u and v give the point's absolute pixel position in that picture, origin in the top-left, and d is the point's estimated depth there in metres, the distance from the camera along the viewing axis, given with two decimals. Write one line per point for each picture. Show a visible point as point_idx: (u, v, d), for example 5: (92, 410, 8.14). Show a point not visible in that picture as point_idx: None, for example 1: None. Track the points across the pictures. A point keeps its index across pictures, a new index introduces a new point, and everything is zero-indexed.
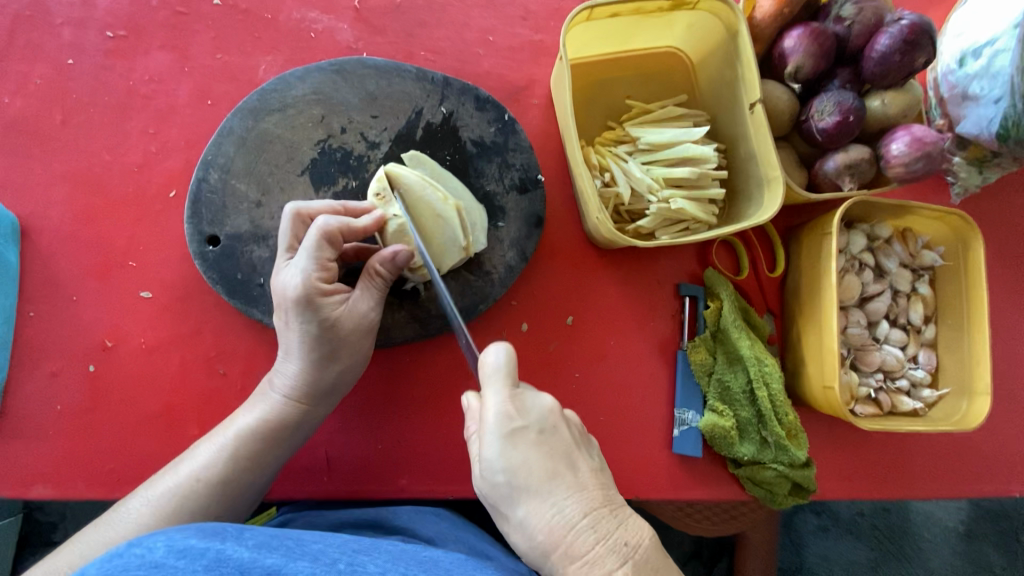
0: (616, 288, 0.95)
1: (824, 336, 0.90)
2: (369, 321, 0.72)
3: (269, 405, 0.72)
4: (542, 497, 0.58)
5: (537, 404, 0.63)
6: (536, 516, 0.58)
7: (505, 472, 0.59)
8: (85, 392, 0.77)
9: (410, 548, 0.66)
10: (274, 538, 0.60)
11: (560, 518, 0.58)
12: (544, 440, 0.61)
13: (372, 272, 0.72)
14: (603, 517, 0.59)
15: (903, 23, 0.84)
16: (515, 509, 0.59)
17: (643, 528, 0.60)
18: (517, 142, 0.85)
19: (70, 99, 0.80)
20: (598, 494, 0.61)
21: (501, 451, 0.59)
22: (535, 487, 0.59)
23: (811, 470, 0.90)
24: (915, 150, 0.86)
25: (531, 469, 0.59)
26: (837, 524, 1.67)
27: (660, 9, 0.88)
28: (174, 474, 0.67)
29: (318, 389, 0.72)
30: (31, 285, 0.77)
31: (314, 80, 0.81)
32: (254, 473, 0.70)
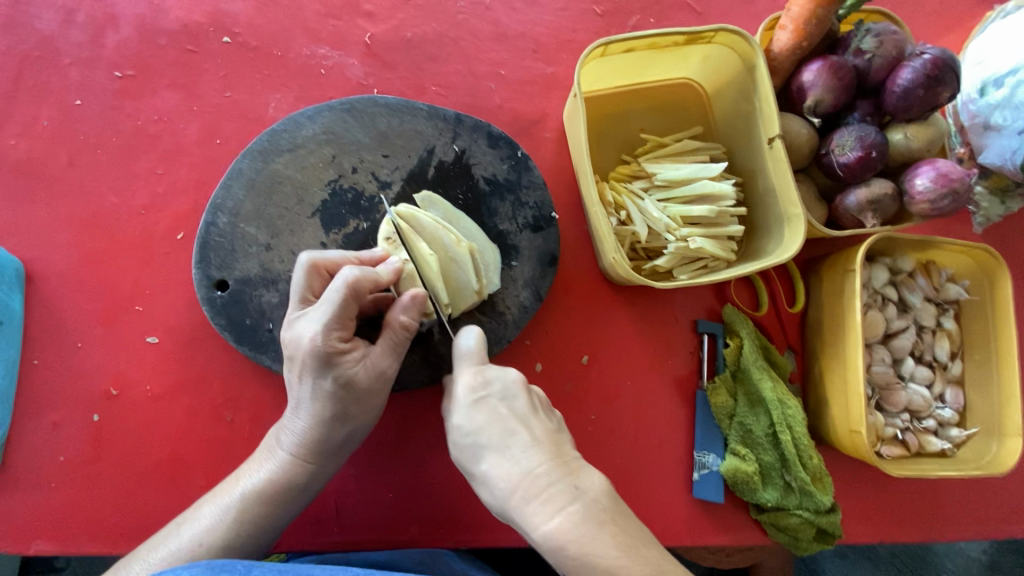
0: (632, 325, 0.93)
1: (850, 377, 0.87)
2: (386, 376, 0.68)
3: (276, 463, 0.69)
4: (498, 450, 0.59)
5: (501, 374, 0.65)
6: (495, 469, 0.59)
7: (467, 431, 0.62)
8: (88, 442, 0.75)
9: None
10: (288, 575, 0.59)
11: (516, 467, 0.58)
12: (505, 403, 0.63)
13: (396, 324, 0.68)
14: (559, 468, 0.58)
15: (926, 57, 0.82)
16: (479, 465, 0.61)
17: (601, 480, 0.59)
18: (531, 179, 0.83)
19: (77, 141, 0.79)
20: (557, 451, 0.60)
21: (464, 413, 0.62)
22: (493, 441, 0.60)
23: (838, 516, 0.87)
24: (941, 186, 0.83)
25: (490, 427, 0.61)
26: (855, 554, 1.64)
27: (676, 43, 0.86)
28: (175, 538, 0.65)
29: (327, 447, 0.69)
30: (35, 330, 0.76)
31: (325, 119, 0.79)
32: (256, 537, 0.67)
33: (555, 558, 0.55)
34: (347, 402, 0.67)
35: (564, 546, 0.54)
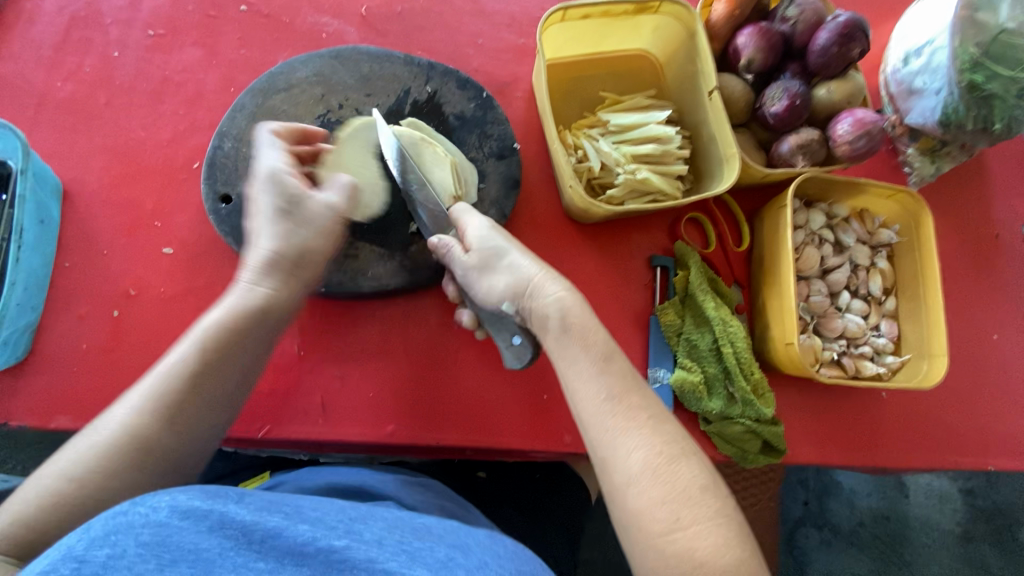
0: (593, 259, 1.04)
1: (784, 300, 0.97)
2: (333, 198, 0.79)
3: (237, 295, 0.75)
4: (519, 251, 0.78)
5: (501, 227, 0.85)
6: (515, 260, 0.76)
7: (489, 239, 0.78)
8: (108, 334, 0.85)
9: (406, 514, 0.70)
10: (275, 503, 0.66)
11: (533, 260, 0.76)
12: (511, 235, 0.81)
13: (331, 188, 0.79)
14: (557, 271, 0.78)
15: (840, 19, 0.95)
16: (507, 258, 0.76)
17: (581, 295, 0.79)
18: (494, 116, 0.98)
19: (113, 84, 0.93)
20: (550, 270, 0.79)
21: (486, 228, 0.79)
22: (514, 245, 0.78)
23: (779, 427, 0.95)
24: (857, 129, 0.95)
25: (509, 240, 0.79)
26: (839, 538, 1.66)
27: (626, 12, 1.00)
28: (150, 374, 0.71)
29: (286, 263, 0.76)
30: (67, 238, 0.88)
31: (315, 64, 0.94)
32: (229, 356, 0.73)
33: (562, 315, 0.72)
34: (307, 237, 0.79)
35: (573, 303, 0.72)
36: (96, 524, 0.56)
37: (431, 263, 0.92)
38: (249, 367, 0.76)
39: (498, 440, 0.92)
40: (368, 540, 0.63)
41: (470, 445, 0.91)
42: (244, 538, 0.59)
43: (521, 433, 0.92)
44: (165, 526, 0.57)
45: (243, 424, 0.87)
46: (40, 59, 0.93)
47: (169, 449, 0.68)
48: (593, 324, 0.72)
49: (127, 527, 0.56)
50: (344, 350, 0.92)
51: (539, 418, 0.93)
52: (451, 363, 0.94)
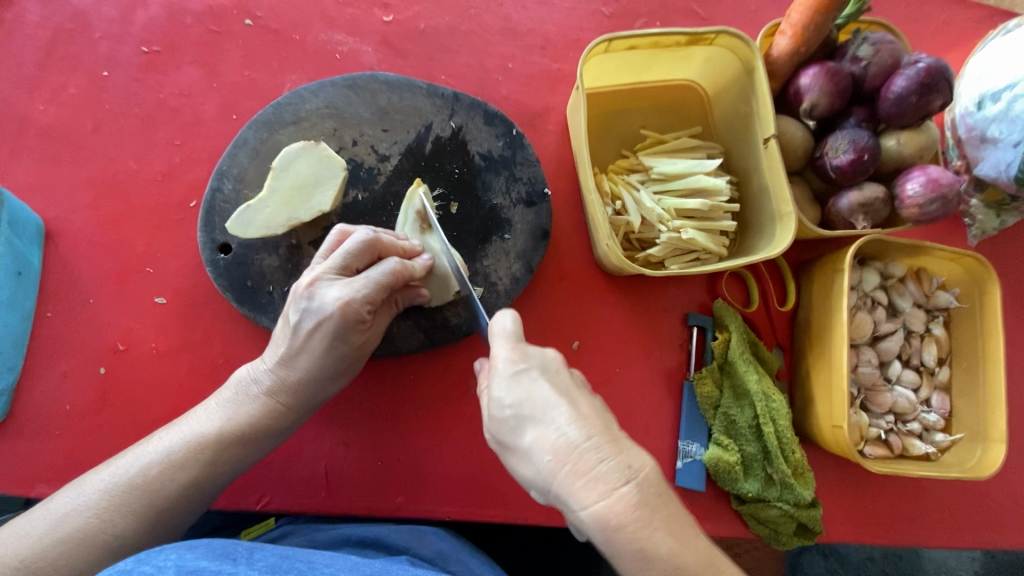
0: (623, 315, 0.95)
1: (834, 375, 0.89)
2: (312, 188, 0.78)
3: (234, 399, 0.73)
4: (542, 423, 0.54)
5: (541, 353, 0.60)
6: (538, 443, 0.53)
7: (510, 405, 0.55)
8: (94, 394, 0.78)
9: (426, 575, 0.59)
10: (286, 560, 0.59)
11: (567, 440, 0.52)
12: (547, 378, 0.57)
13: (246, 372, 0.74)
14: (604, 442, 0.51)
15: (919, 66, 0.84)
16: (521, 440, 0.54)
17: (655, 463, 0.53)
18: (525, 156, 0.89)
19: (102, 109, 0.84)
20: (602, 427, 0.53)
21: (505, 386, 0.57)
22: (536, 413, 0.54)
23: (817, 511, 0.88)
24: (931, 191, 0.85)
25: (533, 399, 0.55)
26: (846, 569, 1.56)
27: (678, 43, 0.89)
28: (84, 484, 0.65)
29: (292, 386, 0.73)
30: (50, 285, 0.79)
31: (328, 94, 0.84)
32: (208, 472, 0.69)
33: (607, 540, 0.50)
34: (344, 331, 0.71)
35: (613, 526, 0.49)
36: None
37: (451, 323, 0.85)
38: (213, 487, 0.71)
39: (515, 515, 0.85)
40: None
41: (484, 520, 0.84)
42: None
43: (539, 508, 0.86)
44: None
45: (241, 494, 0.80)
46: (21, 78, 0.83)
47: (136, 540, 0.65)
48: (656, 542, 0.49)
49: None
50: (352, 415, 0.85)
51: None
52: (466, 428, 0.86)
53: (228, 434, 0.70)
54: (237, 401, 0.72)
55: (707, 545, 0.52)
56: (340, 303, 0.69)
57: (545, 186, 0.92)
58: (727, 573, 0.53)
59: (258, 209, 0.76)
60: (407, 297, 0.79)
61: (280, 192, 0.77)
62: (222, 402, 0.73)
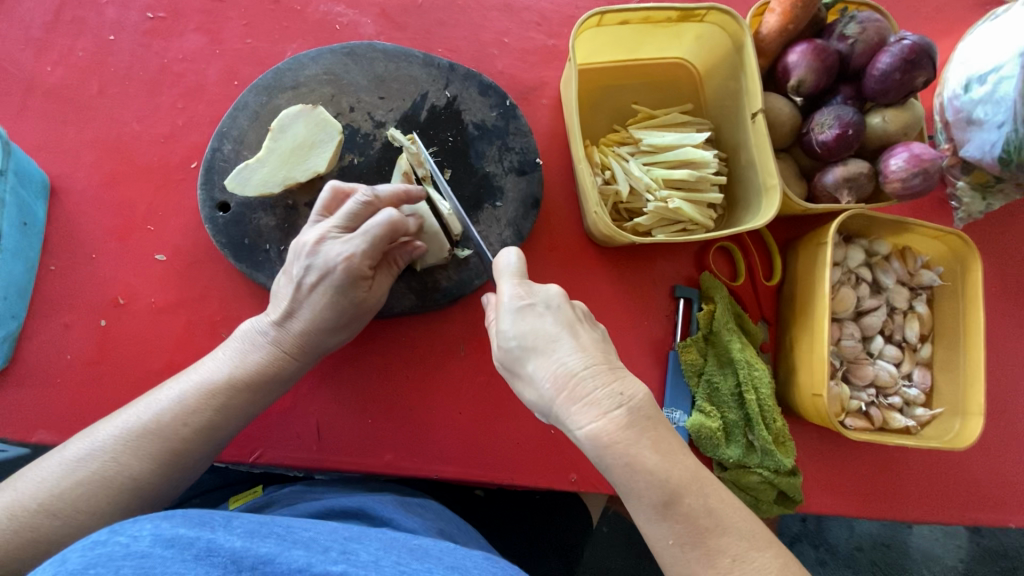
0: (612, 286, 0.97)
1: (816, 345, 0.91)
2: (309, 151, 0.80)
3: (242, 347, 0.75)
4: (545, 353, 0.61)
5: (545, 290, 0.66)
6: (543, 370, 0.61)
7: (516, 337, 0.63)
8: (94, 346, 0.80)
9: (403, 535, 0.64)
10: (265, 524, 0.61)
11: (566, 368, 0.60)
12: (550, 313, 0.64)
13: (252, 325, 0.77)
14: (602, 371, 0.60)
15: (905, 43, 0.86)
16: (526, 367, 0.62)
17: (646, 389, 0.60)
18: (517, 127, 0.91)
19: (107, 72, 0.86)
20: (600, 358, 0.61)
21: (512, 321, 0.63)
22: (540, 344, 0.62)
23: (797, 479, 0.90)
24: (913, 166, 0.87)
25: (537, 332, 0.62)
26: (835, 558, 1.56)
27: (669, 20, 0.91)
28: (98, 430, 0.67)
29: (301, 341, 0.76)
30: (54, 240, 0.82)
31: (326, 62, 0.86)
32: (220, 416, 0.71)
33: (598, 454, 0.58)
34: (347, 285, 0.73)
35: (605, 442, 0.57)
36: (73, 556, 0.50)
37: (442, 286, 0.87)
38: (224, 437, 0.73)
39: (502, 476, 0.87)
40: (365, 563, 0.56)
41: (471, 480, 0.87)
42: (234, 566, 0.52)
43: (525, 470, 0.88)
44: (148, 557, 0.51)
45: (235, 447, 0.83)
46: (29, 40, 0.86)
47: (147, 485, 0.66)
48: (644, 457, 0.57)
49: (107, 559, 0.50)
50: (345, 373, 0.87)
51: (545, 456, 0.89)
52: (454, 391, 0.89)
53: (239, 383, 0.73)
54: (244, 350, 0.75)
55: (690, 462, 0.59)
56: (344, 259, 0.72)
57: (537, 157, 0.94)
58: (710, 485, 0.59)
59: (254, 169, 0.79)
60: (405, 253, 0.81)
61: (277, 152, 0.79)
62: (230, 352, 0.75)
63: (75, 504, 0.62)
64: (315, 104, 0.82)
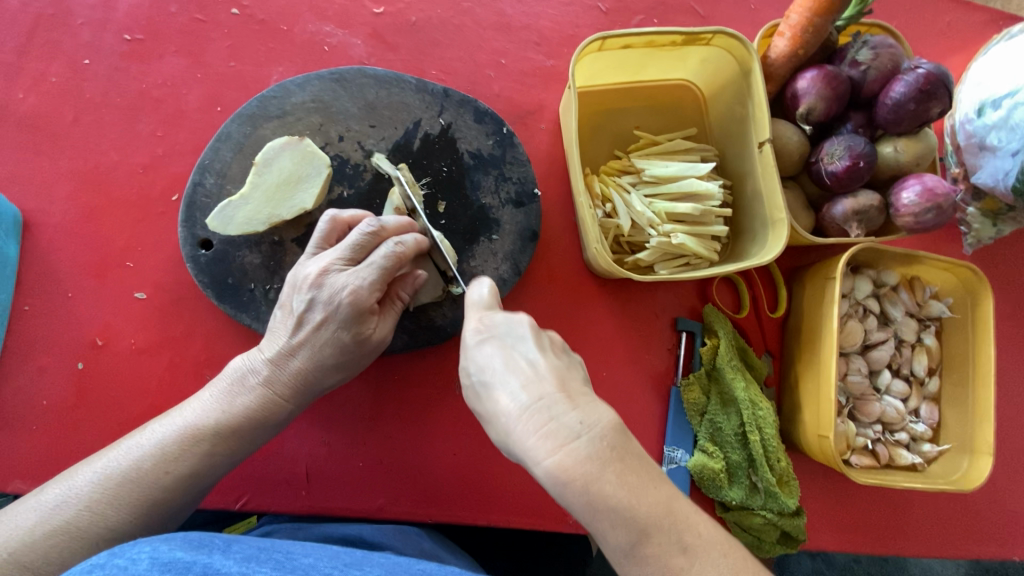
0: (612, 318, 0.94)
1: (822, 384, 0.88)
2: (296, 188, 0.76)
3: (232, 385, 0.72)
4: (500, 385, 0.55)
5: (509, 320, 0.61)
6: (500, 401, 0.54)
7: (473, 369, 0.58)
8: (72, 389, 0.77)
9: (408, 560, 0.58)
10: (264, 551, 0.58)
11: (519, 399, 0.53)
12: (508, 343, 0.58)
13: (242, 363, 0.73)
14: (559, 399, 0.52)
15: (920, 72, 0.82)
16: (485, 404, 0.56)
17: (614, 415, 0.52)
18: (515, 155, 0.87)
19: (83, 98, 0.82)
20: (559, 386, 0.53)
21: (469, 355, 0.59)
22: (495, 376, 0.56)
23: (802, 520, 0.87)
24: (926, 200, 0.83)
25: (493, 364, 0.57)
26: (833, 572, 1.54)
27: (675, 44, 0.87)
28: (74, 475, 0.64)
29: (297, 382, 0.72)
30: (28, 277, 0.78)
31: (313, 88, 0.82)
32: (204, 464, 0.67)
33: (559, 495, 0.50)
34: (353, 320, 0.70)
35: (564, 482, 0.49)
36: None
37: (435, 323, 0.83)
38: (207, 484, 0.69)
39: (497, 517, 0.85)
40: None
41: (466, 521, 0.84)
42: None
43: (521, 510, 0.85)
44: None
45: (220, 494, 0.80)
46: None
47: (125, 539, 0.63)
48: (606, 493, 0.49)
49: None
50: (335, 413, 0.84)
51: (542, 496, 0.86)
52: (449, 430, 0.86)
53: (228, 426, 0.69)
54: (233, 391, 0.71)
55: (664, 495, 0.51)
56: (350, 293, 0.69)
57: (536, 186, 0.90)
58: (685, 521, 0.51)
59: (238, 206, 0.75)
60: (407, 286, 0.77)
61: (262, 188, 0.75)
62: (218, 392, 0.71)
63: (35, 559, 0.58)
64: (302, 136, 0.78)
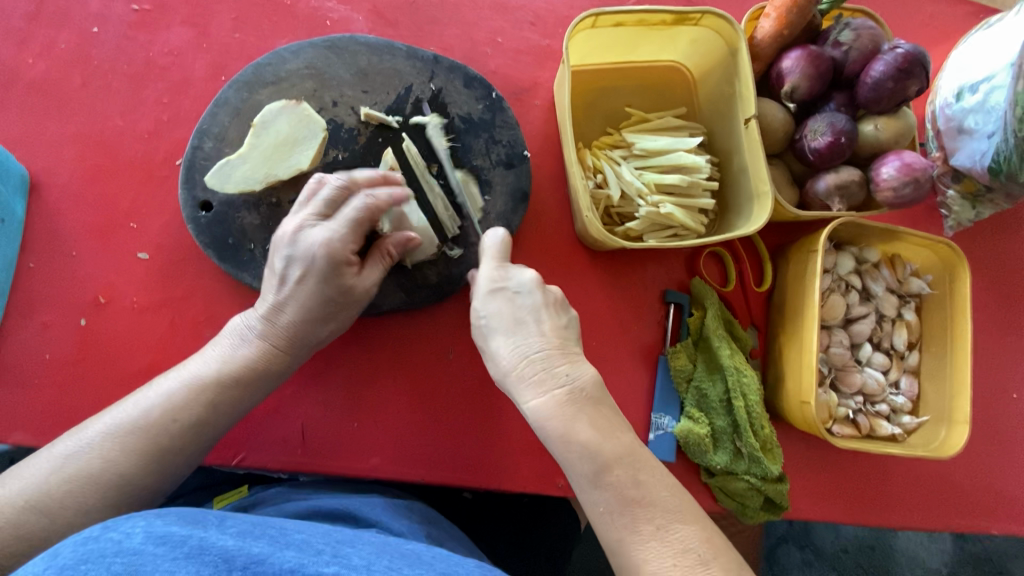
0: (602, 289, 0.97)
1: (804, 353, 0.91)
2: (293, 149, 0.79)
3: (228, 340, 0.74)
4: (507, 334, 0.71)
5: (520, 275, 0.75)
6: (502, 347, 0.72)
7: (485, 316, 0.73)
8: (74, 345, 0.79)
9: (396, 540, 0.62)
10: (258, 526, 0.59)
11: (520, 347, 0.70)
12: (518, 298, 0.72)
13: (239, 320, 0.76)
14: (553, 355, 0.69)
15: (898, 52, 0.86)
16: (490, 343, 0.73)
17: (592, 374, 0.69)
18: (504, 119, 0.90)
19: (90, 65, 0.84)
20: (555, 344, 0.70)
21: (484, 300, 0.73)
22: (504, 326, 0.72)
23: (785, 485, 0.90)
24: (904, 175, 0.87)
25: (502, 314, 0.72)
26: (821, 560, 1.56)
27: (664, 22, 0.90)
28: (84, 426, 0.66)
29: (289, 336, 0.74)
30: (34, 236, 0.80)
31: (308, 56, 0.85)
32: (210, 413, 0.70)
33: (539, 425, 0.67)
34: (331, 272, 0.73)
35: (544, 416, 0.67)
36: (63, 551, 0.49)
37: (431, 282, 0.86)
38: (215, 435, 0.71)
39: (488, 480, 0.86)
40: (357, 566, 0.55)
41: (458, 483, 0.86)
42: (225, 565, 0.50)
43: (512, 474, 0.87)
44: (139, 554, 0.49)
45: (217, 450, 0.81)
46: (10, 30, 0.84)
47: (135, 487, 0.65)
48: (578, 431, 0.65)
49: (98, 555, 0.48)
50: (332, 375, 0.86)
51: (533, 461, 0.88)
52: (442, 394, 0.88)
53: (226, 378, 0.71)
54: (232, 345, 0.73)
55: (627, 440, 0.67)
56: (324, 244, 0.72)
57: (526, 149, 0.93)
58: (643, 461, 0.66)
59: (236, 165, 0.78)
60: (396, 243, 0.79)
61: (260, 149, 0.78)
62: (217, 348, 0.74)
63: (51, 505, 0.60)
64: (299, 100, 0.81)
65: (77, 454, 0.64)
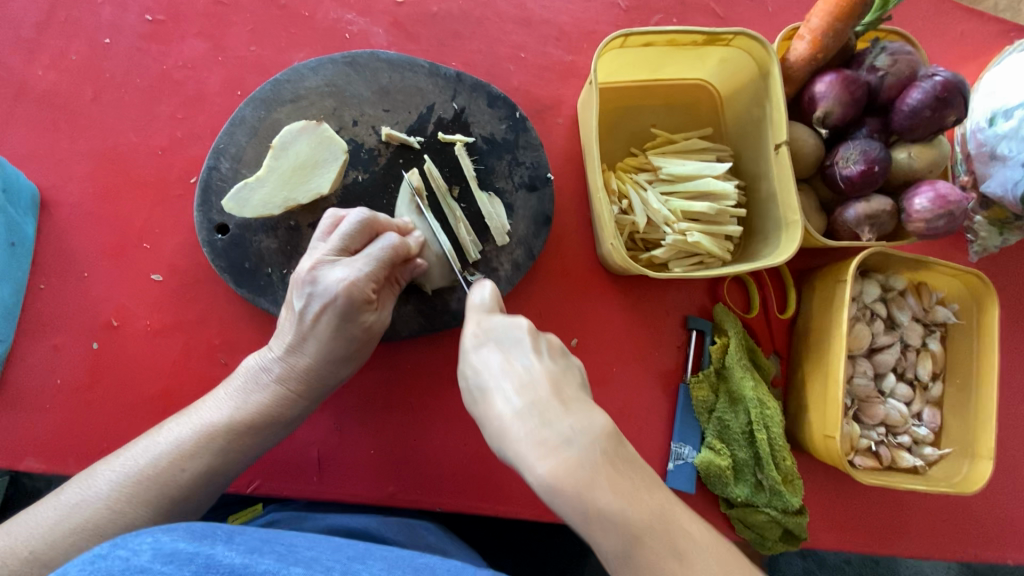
0: (623, 314, 0.95)
1: (830, 385, 0.89)
2: (313, 172, 0.76)
3: (245, 387, 0.72)
4: (495, 391, 0.58)
5: (506, 321, 0.64)
6: (492, 409, 0.58)
7: (472, 373, 0.61)
8: (86, 369, 0.77)
9: (410, 554, 0.60)
10: (268, 543, 0.58)
11: (512, 404, 0.56)
12: (504, 348, 0.61)
13: (256, 361, 0.73)
14: (552, 406, 0.55)
15: (936, 79, 0.83)
16: (480, 405, 0.59)
17: (603, 422, 0.55)
18: (527, 140, 0.87)
19: (103, 77, 0.82)
20: (551, 392, 0.56)
21: (468, 357, 0.62)
22: (490, 381, 0.59)
23: (804, 518, 0.88)
24: (939, 207, 0.84)
25: (488, 368, 0.60)
26: (824, 571, 1.55)
27: (694, 43, 0.87)
28: (94, 474, 0.65)
29: (308, 378, 0.73)
30: (44, 255, 0.78)
31: (327, 72, 0.82)
32: (222, 459, 0.68)
33: (552, 501, 0.52)
34: (351, 312, 0.70)
35: (556, 489, 0.51)
36: (71, 570, 0.47)
37: (451, 309, 0.84)
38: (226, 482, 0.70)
39: (505, 509, 0.85)
40: None
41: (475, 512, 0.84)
42: None
43: (529, 503, 0.86)
44: (146, 571, 0.47)
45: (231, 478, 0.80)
46: (19, 41, 0.81)
47: None
48: (597, 499, 0.51)
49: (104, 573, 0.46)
50: (349, 401, 0.84)
51: None
52: (459, 421, 0.86)
53: (244, 422, 0.70)
54: (248, 388, 0.72)
55: (658, 501, 0.53)
56: (345, 284, 0.68)
57: (548, 170, 0.91)
58: (679, 526, 0.53)
59: (254, 188, 0.75)
60: (406, 272, 0.77)
61: (279, 172, 0.75)
62: (233, 391, 0.72)
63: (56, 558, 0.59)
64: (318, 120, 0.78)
65: (84, 504, 0.62)
